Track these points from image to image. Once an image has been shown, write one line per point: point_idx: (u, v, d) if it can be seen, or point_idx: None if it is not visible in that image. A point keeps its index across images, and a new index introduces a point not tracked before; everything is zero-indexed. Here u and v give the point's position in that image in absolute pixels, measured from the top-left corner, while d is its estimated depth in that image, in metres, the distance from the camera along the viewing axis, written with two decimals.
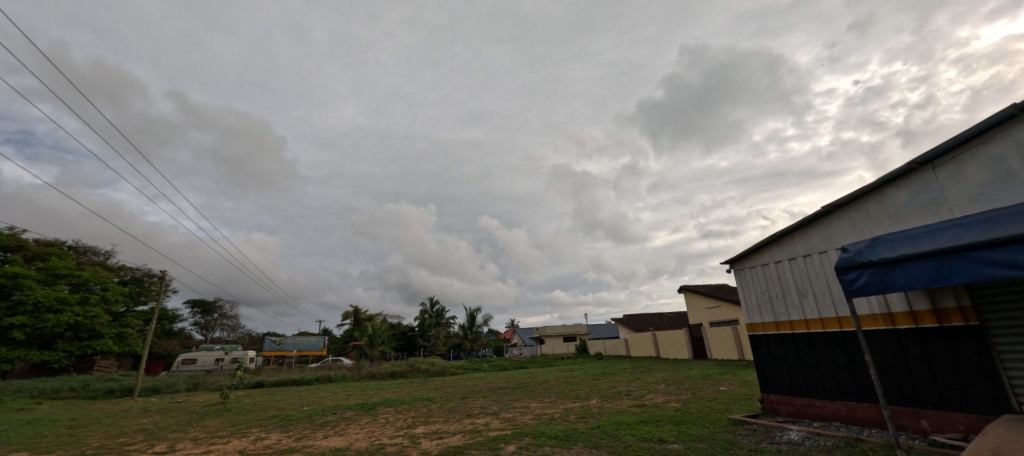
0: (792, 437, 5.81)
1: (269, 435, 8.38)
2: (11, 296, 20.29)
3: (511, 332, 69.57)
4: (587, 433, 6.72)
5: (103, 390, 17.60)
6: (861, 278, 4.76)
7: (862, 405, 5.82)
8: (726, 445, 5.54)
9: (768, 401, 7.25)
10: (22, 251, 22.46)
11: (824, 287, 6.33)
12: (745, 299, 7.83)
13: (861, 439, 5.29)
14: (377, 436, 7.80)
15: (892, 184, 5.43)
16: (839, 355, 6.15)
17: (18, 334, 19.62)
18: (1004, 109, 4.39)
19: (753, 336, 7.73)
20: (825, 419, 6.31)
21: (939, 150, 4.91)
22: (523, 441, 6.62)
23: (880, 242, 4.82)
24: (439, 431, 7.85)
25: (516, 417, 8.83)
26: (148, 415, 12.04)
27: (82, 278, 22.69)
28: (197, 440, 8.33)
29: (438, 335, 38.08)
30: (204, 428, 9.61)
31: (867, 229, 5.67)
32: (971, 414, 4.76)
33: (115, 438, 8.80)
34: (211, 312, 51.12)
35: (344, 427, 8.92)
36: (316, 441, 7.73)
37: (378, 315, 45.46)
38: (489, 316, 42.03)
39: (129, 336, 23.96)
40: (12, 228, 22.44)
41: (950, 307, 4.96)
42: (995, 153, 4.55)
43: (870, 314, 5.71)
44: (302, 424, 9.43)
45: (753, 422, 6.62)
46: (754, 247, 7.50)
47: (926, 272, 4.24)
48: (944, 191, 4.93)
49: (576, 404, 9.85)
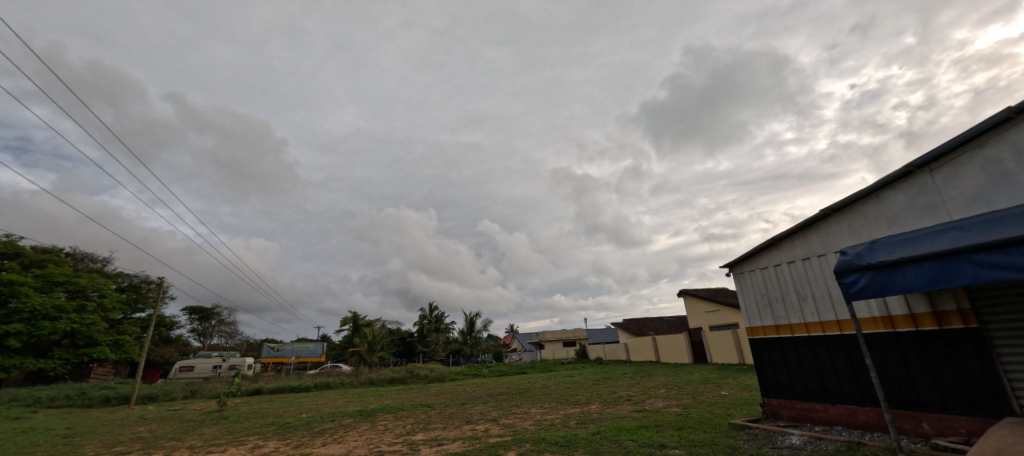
0: (795, 442, 5.76)
1: (268, 443, 8.37)
2: (9, 304, 20.23)
3: (512, 333, 69.41)
4: (587, 440, 6.64)
5: (99, 398, 17.47)
6: (861, 280, 4.74)
7: (863, 409, 5.79)
8: (729, 450, 5.48)
9: (769, 405, 7.22)
10: (18, 258, 22.26)
11: (824, 290, 6.30)
12: (746, 302, 7.81)
13: (863, 443, 5.26)
14: (376, 443, 7.75)
15: (890, 187, 5.44)
16: (839, 357, 6.13)
17: (14, 342, 19.50)
18: (999, 112, 4.41)
19: (753, 340, 7.71)
20: (826, 422, 6.28)
21: (936, 153, 4.92)
22: (522, 448, 6.56)
23: (879, 245, 4.81)
24: (438, 438, 7.79)
25: (515, 423, 8.77)
26: (144, 423, 11.90)
27: (80, 285, 22.54)
28: (196, 448, 8.34)
29: (438, 341, 37.95)
30: (201, 436, 9.49)
31: (866, 232, 5.66)
32: (973, 417, 4.73)
33: (110, 447, 8.76)
34: (209, 318, 50.84)
35: (342, 434, 8.84)
36: (316, 448, 7.71)
37: (378, 320, 45.32)
38: (489, 322, 41.86)
39: (126, 343, 23.86)
40: (9, 235, 22.31)
41: (950, 309, 4.95)
42: (992, 156, 4.55)
43: (871, 318, 5.71)
44: (300, 431, 9.36)
45: (754, 426, 6.58)
46: (754, 250, 7.48)
47: (925, 274, 4.22)
48: (942, 194, 4.93)
49: (577, 409, 9.83)
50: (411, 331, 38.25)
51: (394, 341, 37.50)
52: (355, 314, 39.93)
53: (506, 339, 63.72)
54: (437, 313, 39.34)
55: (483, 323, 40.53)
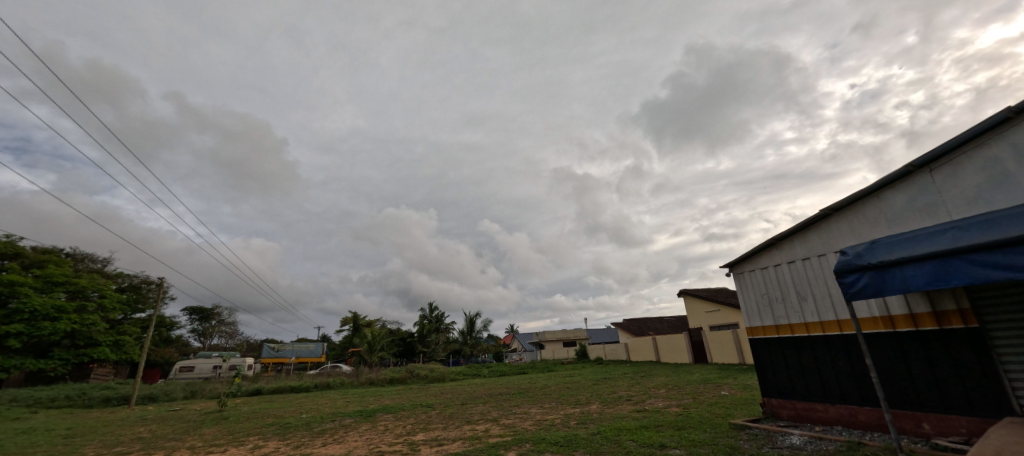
0: (794, 442, 5.76)
1: (268, 443, 8.35)
2: (9, 305, 20.23)
3: (512, 334, 69.37)
4: (587, 440, 6.64)
5: (100, 398, 17.47)
6: (860, 280, 4.75)
7: (864, 409, 5.79)
8: (728, 450, 5.48)
9: (769, 405, 7.22)
10: (18, 258, 22.26)
11: (824, 290, 6.31)
12: (745, 302, 7.81)
13: (863, 443, 5.26)
14: (376, 443, 7.75)
15: (889, 187, 5.45)
16: (839, 357, 6.13)
17: (14, 343, 19.50)
18: (999, 113, 4.42)
19: (753, 340, 7.70)
20: (826, 422, 6.28)
21: (936, 153, 4.93)
22: (522, 448, 6.56)
23: (879, 245, 4.81)
24: (438, 438, 7.79)
25: (515, 423, 8.78)
26: (144, 424, 11.92)
27: (80, 285, 22.52)
28: (195, 448, 8.31)
29: (438, 341, 37.96)
30: (201, 437, 9.51)
31: (866, 232, 5.66)
32: (972, 417, 4.74)
33: (111, 447, 8.73)
34: (209, 319, 50.84)
35: (342, 435, 8.80)
36: (316, 448, 7.70)
37: (378, 320, 45.33)
38: (489, 322, 41.87)
39: (126, 343, 23.87)
40: (9, 235, 22.33)
41: (950, 309, 4.95)
42: (992, 156, 4.55)
43: (871, 318, 5.71)
44: (300, 432, 9.36)
45: (754, 427, 6.58)
46: (754, 250, 7.49)
47: (924, 274, 4.23)
48: (942, 194, 4.93)
49: (578, 409, 9.84)
50: (411, 331, 38.26)
51: (394, 341, 37.51)
52: (355, 314, 39.95)
53: (507, 339, 63.80)
54: (437, 313, 39.31)
55: (483, 323, 40.51)
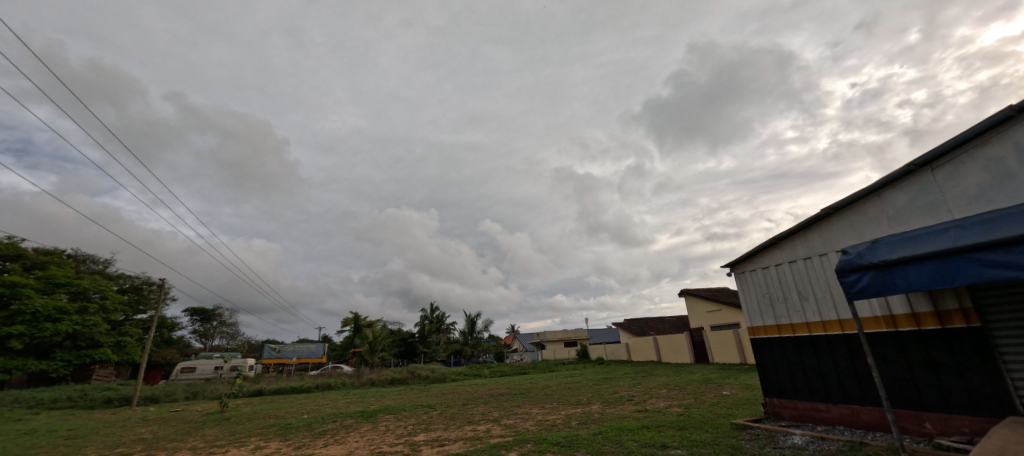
0: (796, 441, 5.74)
1: (269, 444, 8.30)
2: (11, 306, 20.29)
3: (512, 335, 69.24)
4: (588, 440, 6.63)
5: (101, 399, 17.50)
6: (862, 280, 4.72)
7: (865, 408, 5.78)
8: (730, 450, 5.46)
9: (770, 406, 7.22)
10: (20, 260, 22.33)
11: (825, 290, 6.30)
12: (746, 301, 7.81)
13: (865, 443, 5.23)
14: (377, 444, 7.74)
15: (890, 186, 5.44)
16: (841, 357, 6.11)
17: (16, 344, 19.56)
18: (1000, 111, 4.41)
19: (754, 340, 7.70)
20: (828, 422, 6.27)
21: (937, 152, 4.92)
22: (523, 448, 6.57)
23: (880, 244, 4.79)
24: (440, 439, 7.78)
25: (517, 424, 8.77)
26: (146, 424, 12.01)
27: (81, 286, 22.57)
28: (198, 449, 8.24)
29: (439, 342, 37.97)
30: (202, 437, 9.54)
31: (867, 231, 5.66)
32: (975, 416, 4.73)
33: (112, 449, 8.71)
34: (210, 320, 50.89)
35: (343, 435, 8.81)
36: (318, 449, 7.69)
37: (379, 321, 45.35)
38: (489, 323, 41.86)
39: (127, 344, 23.92)
40: (11, 237, 22.41)
41: (951, 309, 4.94)
42: (993, 154, 4.55)
43: (872, 317, 5.70)
44: (302, 433, 9.35)
45: (755, 427, 6.56)
46: (755, 250, 7.48)
47: (927, 273, 4.22)
48: (943, 193, 4.92)
49: (579, 410, 9.83)
50: (411, 331, 38.29)
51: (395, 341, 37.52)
52: (356, 314, 39.97)
53: (507, 339, 63.74)
54: (437, 314, 39.31)
55: (483, 323, 40.52)
